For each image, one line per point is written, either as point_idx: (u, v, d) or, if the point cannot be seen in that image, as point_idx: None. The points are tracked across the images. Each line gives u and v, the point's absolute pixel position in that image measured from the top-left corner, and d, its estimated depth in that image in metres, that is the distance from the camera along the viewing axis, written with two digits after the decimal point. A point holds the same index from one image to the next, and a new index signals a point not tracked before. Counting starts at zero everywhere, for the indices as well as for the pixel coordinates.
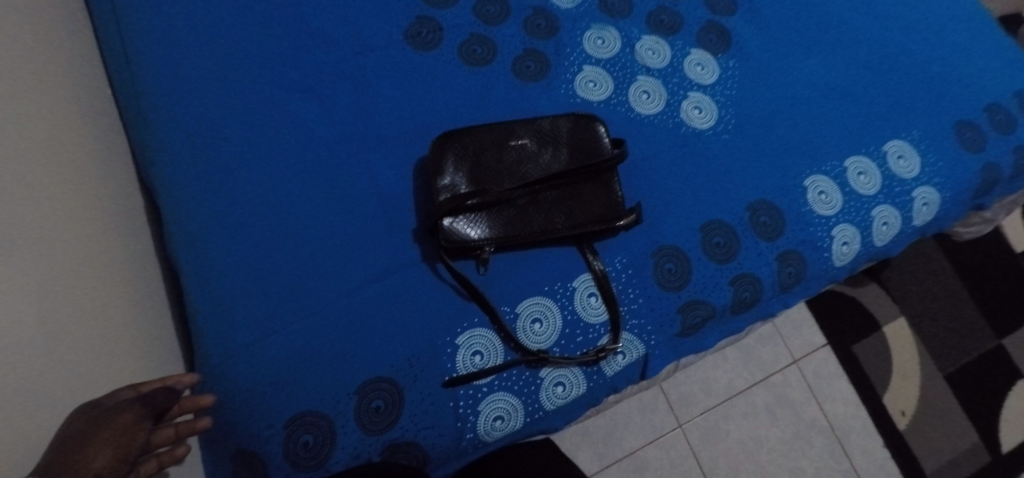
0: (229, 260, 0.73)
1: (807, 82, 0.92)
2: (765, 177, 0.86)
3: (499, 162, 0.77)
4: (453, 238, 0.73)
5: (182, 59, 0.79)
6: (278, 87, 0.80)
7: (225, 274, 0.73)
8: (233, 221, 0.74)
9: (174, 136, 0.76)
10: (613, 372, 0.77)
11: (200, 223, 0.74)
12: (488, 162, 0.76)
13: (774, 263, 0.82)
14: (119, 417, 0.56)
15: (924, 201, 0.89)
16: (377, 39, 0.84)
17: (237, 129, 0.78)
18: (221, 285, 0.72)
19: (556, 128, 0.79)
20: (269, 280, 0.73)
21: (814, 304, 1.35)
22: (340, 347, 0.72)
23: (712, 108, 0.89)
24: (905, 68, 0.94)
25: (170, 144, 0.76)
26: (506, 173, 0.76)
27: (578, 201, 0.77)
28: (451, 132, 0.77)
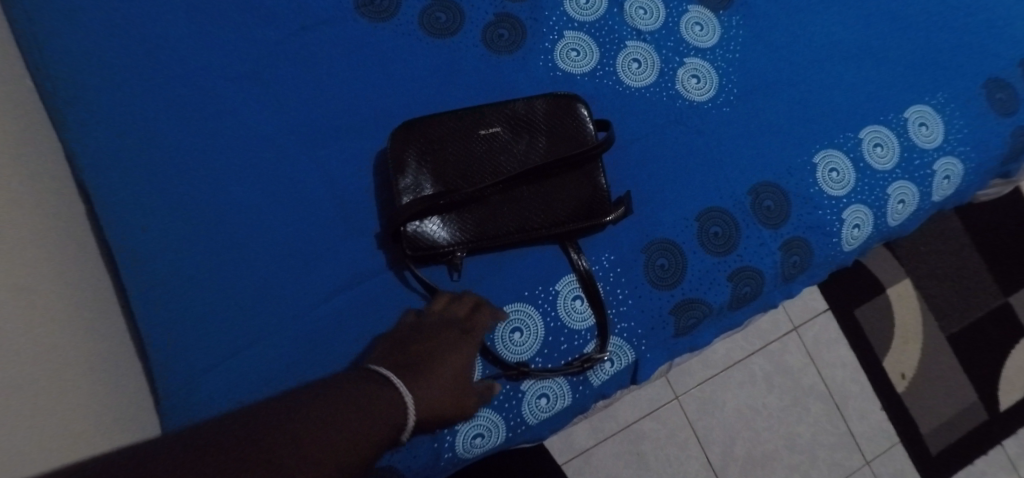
0: (175, 276, 0.65)
1: (819, 40, 0.81)
2: (771, 155, 0.77)
3: (468, 155, 0.67)
4: (418, 245, 0.66)
5: (98, 40, 0.68)
6: (213, 73, 0.70)
7: (172, 291, 0.65)
8: (177, 229, 0.66)
9: (101, 134, 0.66)
10: (600, 381, 0.71)
11: (140, 233, 0.65)
12: (455, 156, 0.67)
13: (777, 253, 0.75)
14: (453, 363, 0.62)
15: (946, 174, 0.80)
16: (325, 9, 0.73)
17: (171, 123, 0.68)
18: (167, 303, 0.65)
19: (531, 112, 0.69)
20: (221, 297, 0.66)
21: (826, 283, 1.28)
22: (305, 370, 0.65)
23: (711, 76, 0.78)
24: (931, 19, 0.83)
25: (98, 141, 0.66)
26: (476, 168, 0.67)
27: (558, 196, 0.69)
28: (413, 121, 0.68)
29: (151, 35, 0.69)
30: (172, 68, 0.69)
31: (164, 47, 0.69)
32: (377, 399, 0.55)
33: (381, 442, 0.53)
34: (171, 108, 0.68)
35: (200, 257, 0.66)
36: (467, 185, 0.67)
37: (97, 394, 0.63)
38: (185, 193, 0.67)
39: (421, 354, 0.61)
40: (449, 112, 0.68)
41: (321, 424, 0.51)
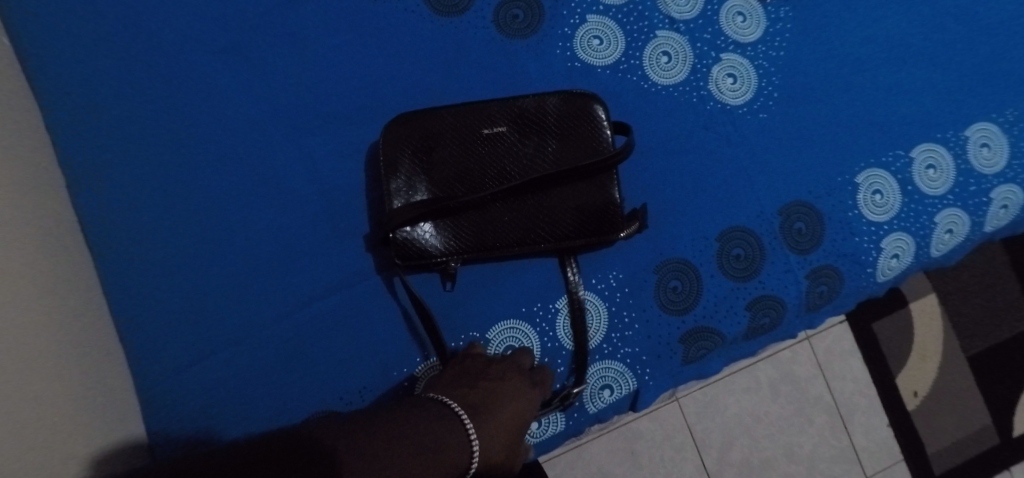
0: (150, 266, 0.61)
1: (878, 41, 0.71)
2: (808, 170, 0.69)
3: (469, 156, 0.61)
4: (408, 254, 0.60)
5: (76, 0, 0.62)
6: (195, 45, 0.64)
7: (143, 280, 0.61)
8: (156, 216, 0.62)
9: (77, 105, 0.62)
10: (596, 408, 0.65)
11: (117, 216, 0.61)
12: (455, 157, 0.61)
13: (803, 282, 0.68)
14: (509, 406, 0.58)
15: (1004, 203, 0.71)
16: None
17: (153, 98, 0.63)
18: (141, 295, 0.61)
19: (542, 112, 0.62)
20: (195, 291, 0.61)
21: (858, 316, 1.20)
22: (283, 378, 0.61)
23: (750, 76, 0.69)
24: (1010, 23, 0.73)
25: (73, 109, 0.62)
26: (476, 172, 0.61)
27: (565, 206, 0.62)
28: (409, 114, 0.61)
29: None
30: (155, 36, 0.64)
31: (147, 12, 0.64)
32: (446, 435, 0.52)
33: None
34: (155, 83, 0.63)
35: (176, 243, 0.62)
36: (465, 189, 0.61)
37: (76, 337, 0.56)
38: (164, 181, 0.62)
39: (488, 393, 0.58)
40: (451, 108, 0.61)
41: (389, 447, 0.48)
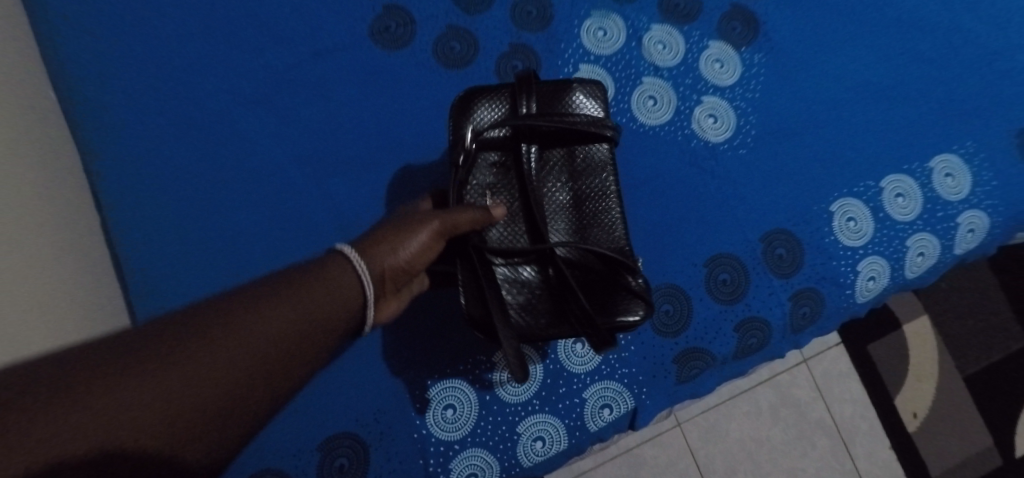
0: (170, 287, 0.67)
1: (846, 82, 0.78)
2: (786, 200, 0.74)
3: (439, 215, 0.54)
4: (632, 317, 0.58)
5: (123, 52, 0.71)
6: (227, 96, 0.72)
7: (163, 286, 0.67)
8: (182, 239, 0.68)
9: (117, 150, 0.69)
10: (597, 427, 0.69)
11: (150, 236, 0.68)
12: (411, 220, 0.53)
13: (787, 303, 0.73)
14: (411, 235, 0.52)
15: (971, 227, 0.76)
16: (338, 36, 0.74)
17: (185, 143, 0.70)
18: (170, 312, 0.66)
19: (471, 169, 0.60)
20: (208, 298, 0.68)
21: (856, 355, 1.23)
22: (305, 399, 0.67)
23: (729, 116, 0.76)
24: (965, 65, 0.80)
25: (113, 153, 0.69)
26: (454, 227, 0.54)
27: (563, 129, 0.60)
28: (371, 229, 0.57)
29: (176, 55, 0.72)
30: (192, 84, 0.72)
31: (184, 66, 0.72)
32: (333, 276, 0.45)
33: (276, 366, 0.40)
34: (189, 126, 0.71)
35: (192, 252, 0.68)
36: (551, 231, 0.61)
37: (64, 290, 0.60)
38: (188, 195, 0.70)
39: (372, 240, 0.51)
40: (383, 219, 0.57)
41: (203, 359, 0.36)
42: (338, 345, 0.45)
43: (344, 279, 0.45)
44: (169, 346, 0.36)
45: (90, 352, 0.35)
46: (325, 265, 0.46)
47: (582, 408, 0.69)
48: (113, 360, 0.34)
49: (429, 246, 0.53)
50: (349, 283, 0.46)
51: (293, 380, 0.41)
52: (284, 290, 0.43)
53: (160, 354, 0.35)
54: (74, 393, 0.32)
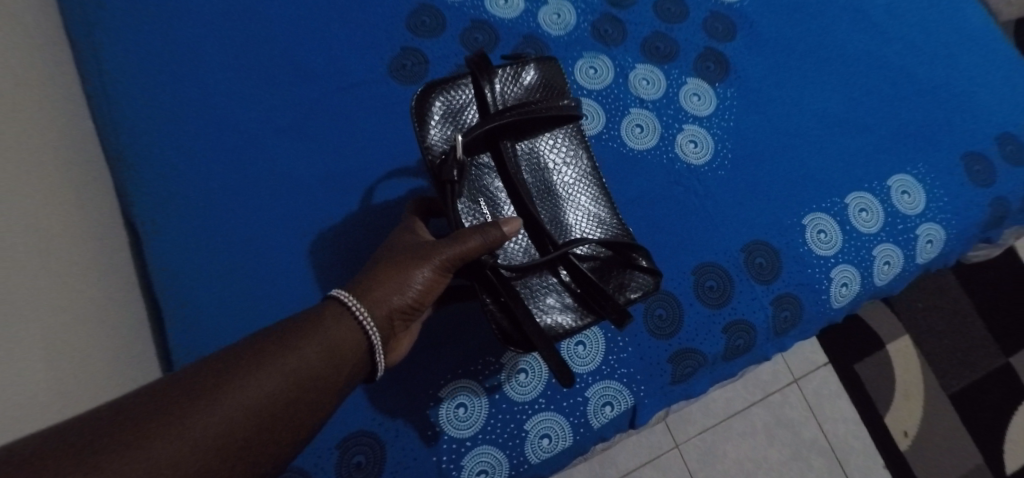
0: (198, 294, 0.72)
1: (810, 112, 0.88)
2: (763, 215, 0.83)
3: (438, 248, 0.59)
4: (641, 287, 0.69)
5: (161, 81, 0.78)
6: (259, 123, 0.79)
7: (190, 294, 0.72)
8: (211, 250, 0.73)
9: (153, 169, 0.75)
10: (600, 423, 0.75)
11: (180, 248, 0.73)
12: (411, 255, 0.59)
13: (769, 307, 0.80)
14: (412, 273, 0.58)
15: (929, 238, 0.85)
16: (359, 72, 0.83)
17: (216, 161, 0.76)
18: (197, 318, 0.71)
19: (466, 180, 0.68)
20: (233, 304, 0.72)
21: (845, 375, 1.28)
22: None
23: (709, 142, 0.85)
24: (913, 97, 0.90)
25: (148, 173, 0.75)
26: (454, 254, 0.59)
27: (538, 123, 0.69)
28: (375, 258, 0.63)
29: (211, 85, 0.79)
30: (225, 111, 0.78)
31: (219, 96, 0.79)
32: (334, 325, 0.53)
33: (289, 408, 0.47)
34: (221, 149, 0.77)
35: (219, 262, 0.73)
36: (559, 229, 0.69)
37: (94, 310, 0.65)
38: (217, 210, 0.75)
39: (378, 279, 0.57)
40: (378, 256, 0.63)
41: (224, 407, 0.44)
42: (345, 389, 0.52)
43: (345, 329, 0.53)
44: (192, 402, 0.44)
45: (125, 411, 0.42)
46: (327, 315, 0.53)
47: (585, 406, 0.74)
48: (150, 415, 0.42)
49: (430, 278, 0.59)
50: (350, 332, 0.53)
51: (305, 421, 0.48)
52: (290, 343, 0.50)
53: (184, 410, 0.43)
54: (119, 446, 0.40)
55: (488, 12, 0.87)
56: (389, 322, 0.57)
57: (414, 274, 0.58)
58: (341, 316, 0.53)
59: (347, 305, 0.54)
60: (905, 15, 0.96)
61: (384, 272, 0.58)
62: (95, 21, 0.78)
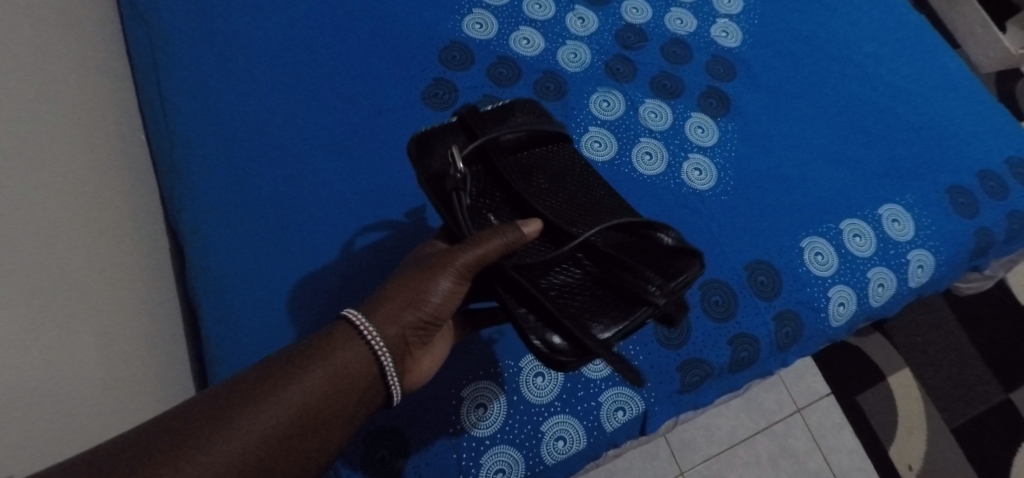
0: (237, 295, 0.79)
1: (805, 145, 0.96)
2: (763, 236, 0.89)
3: (455, 254, 0.57)
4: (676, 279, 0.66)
5: (217, 106, 0.88)
6: (303, 143, 0.87)
7: (230, 295, 0.79)
8: (253, 254, 0.81)
9: (205, 182, 0.84)
10: (613, 427, 0.79)
11: (224, 252, 0.81)
12: (428, 265, 0.57)
13: (771, 323, 0.85)
14: (429, 281, 0.56)
15: (919, 263, 0.91)
16: (395, 100, 0.91)
17: (262, 175, 0.85)
18: (234, 317, 0.77)
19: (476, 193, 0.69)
20: (269, 303, 0.78)
21: (847, 406, 1.31)
22: None
23: (712, 170, 0.92)
24: (901, 133, 0.98)
25: (200, 186, 0.84)
26: (473, 258, 0.57)
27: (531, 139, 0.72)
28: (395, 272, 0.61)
29: (261, 109, 0.88)
30: (272, 131, 0.87)
31: (267, 118, 0.88)
32: (339, 351, 0.52)
33: (293, 436, 0.49)
34: (267, 164, 0.85)
35: (259, 266, 0.80)
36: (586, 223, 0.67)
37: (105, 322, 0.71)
38: (260, 218, 0.83)
39: (395, 293, 0.56)
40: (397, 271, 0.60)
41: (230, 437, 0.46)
42: (354, 416, 0.53)
43: (348, 357, 0.52)
44: (206, 431, 0.46)
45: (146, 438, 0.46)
46: (338, 339, 0.53)
47: (598, 411, 0.78)
48: (160, 446, 0.45)
49: (449, 287, 0.57)
50: (356, 360, 0.53)
51: (310, 447, 0.50)
52: (302, 370, 0.51)
53: (199, 436, 0.46)
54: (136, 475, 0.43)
55: (512, 50, 0.96)
56: (403, 340, 0.56)
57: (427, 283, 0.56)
58: (346, 341, 0.53)
59: (356, 329, 0.54)
60: (895, 60, 1.04)
61: (398, 285, 0.57)
62: (168, 55, 0.90)
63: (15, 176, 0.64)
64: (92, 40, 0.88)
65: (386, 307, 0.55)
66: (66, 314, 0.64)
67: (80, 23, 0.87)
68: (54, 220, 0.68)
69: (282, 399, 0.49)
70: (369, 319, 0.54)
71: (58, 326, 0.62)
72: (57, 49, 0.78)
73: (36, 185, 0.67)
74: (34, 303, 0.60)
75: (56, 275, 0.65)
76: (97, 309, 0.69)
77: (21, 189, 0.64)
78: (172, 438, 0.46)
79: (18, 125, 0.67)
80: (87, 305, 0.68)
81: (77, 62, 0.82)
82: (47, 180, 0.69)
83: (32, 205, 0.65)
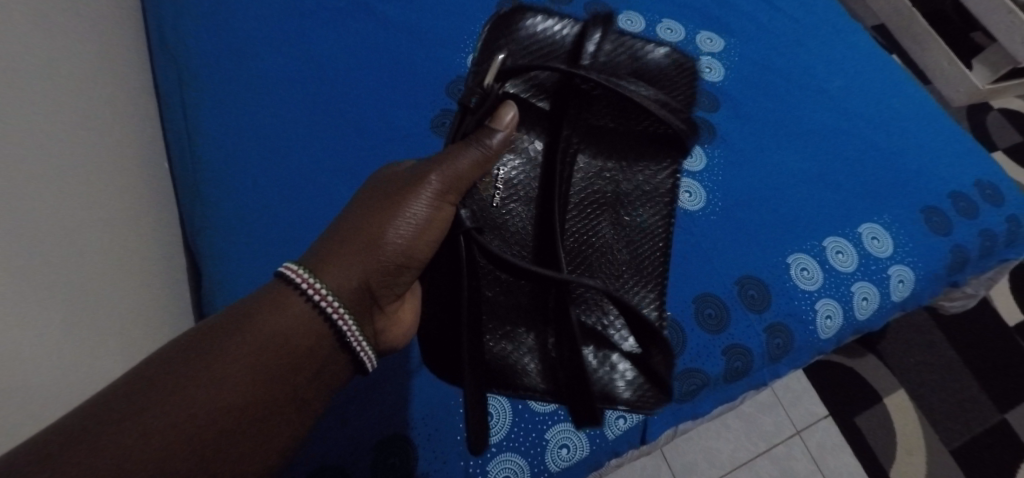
0: None
1: (788, 169, 1.02)
2: (752, 253, 0.94)
3: (429, 173, 0.66)
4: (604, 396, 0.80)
5: (237, 135, 0.93)
6: (318, 167, 0.92)
7: None
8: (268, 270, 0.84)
9: (225, 205, 0.88)
10: (614, 435, 0.82)
11: (238, 268, 0.84)
12: (403, 190, 0.65)
13: (762, 334, 0.89)
14: (404, 206, 0.64)
15: (900, 278, 0.96)
16: (406, 128, 0.98)
17: (279, 199, 0.89)
18: None
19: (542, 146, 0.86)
20: None
21: (846, 427, 1.33)
22: (361, 401, 0.78)
23: (700, 192, 0.98)
24: (877, 158, 1.04)
25: (219, 208, 0.88)
26: (449, 175, 0.66)
27: (602, 132, 0.89)
28: (349, 206, 0.66)
29: (280, 137, 0.94)
30: (289, 158, 0.92)
31: (285, 146, 0.93)
32: (287, 307, 0.57)
33: (276, 370, 0.55)
34: (285, 188, 0.90)
35: None
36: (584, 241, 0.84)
37: (131, 332, 0.74)
38: (275, 237, 0.87)
39: (360, 230, 0.62)
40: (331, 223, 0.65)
41: (215, 376, 0.52)
42: (328, 350, 0.59)
43: (299, 308, 0.57)
44: (189, 375, 0.51)
45: (114, 399, 0.49)
46: (277, 296, 0.58)
47: (600, 419, 0.82)
48: (154, 388, 0.50)
49: (422, 217, 0.65)
50: (304, 311, 0.57)
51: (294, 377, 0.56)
52: (252, 317, 0.56)
53: (185, 377, 0.51)
54: (107, 441, 0.46)
55: None
56: (369, 287, 0.62)
57: (394, 218, 0.63)
58: (284, 298, 0.58)
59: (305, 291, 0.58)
60: (867, 92, 1.11)
61: (362, 220, 0.63)
62: (193, 91, 0.97)
63: (53, 199, 0.69)
64: (126, 79, 0.96)
65: (359, 240, 0.62)
66: (95, 324, 0.68)
67: (114, 63, 0.94)
68: (90, 236, 0.73)
69: (252, 342, 0.54)
70: (310, 273, 0.59)
71: (86, 336, 0.66)
72: (93, 84, 0.85)
73: (76, 205, 0.72)
74: (69, 307, 0.65)
75: (92, 284, 0.70)
76: (123, 320, 0.73)
77: (61, 209, 0.69)
78: (160, 377, 0.51)
79: (59, 151, 0.73)
80: (114, 318, 0.72)
81: (111, 99, 0.89)
82: (87, 200, 0.75)
83: (73, 220, 0.71)
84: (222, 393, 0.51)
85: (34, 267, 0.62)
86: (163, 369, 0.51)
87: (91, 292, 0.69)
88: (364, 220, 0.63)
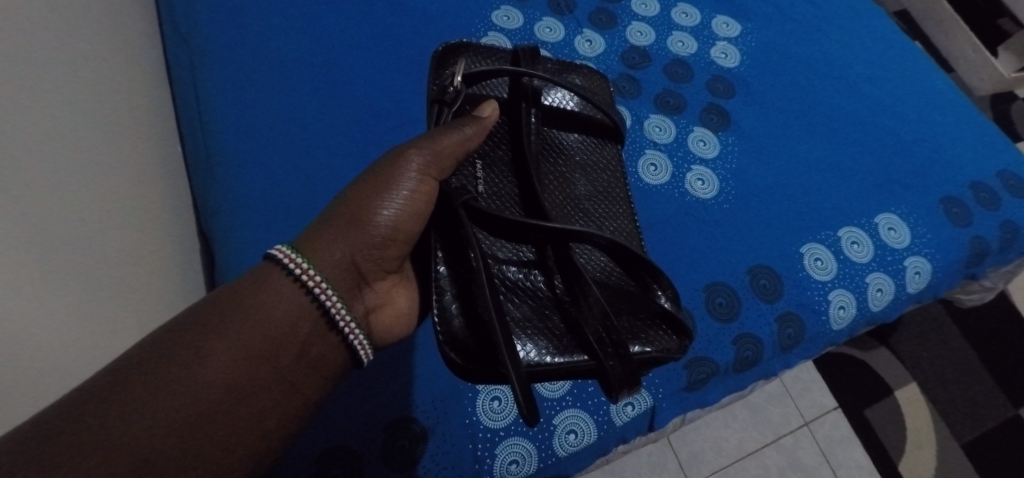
0: None
1: (803, 158, 1.00)
2: (765, 244, 0.93)
3: (411, 152, 0.67)
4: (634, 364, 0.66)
5: (248, 118, 0.93)
6: (328, 151, 0.92)
7: None
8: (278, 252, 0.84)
9: (235, 185, 0.88)
10: (622, 422, 0.82)
11: (247, 247, 0.84)
12: (388, 169, 0.66)
13: (774, 324, 0.88)
14: (392, 182, 0.65)
15: (917, 269, 0.95)
16: (416, 113, 0.97)
17: (288, 181, 0.89)
18: None
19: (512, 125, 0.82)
20: None
21: (855, 420, 1.32)
22: (370, 385, 0.78)
23: (714, 180, 0.97)
24: (897, 147, 1.02)
25: (229, 189, 0.88)
26: (427, 156, 0.67)
27: (560, 109, 0.88)
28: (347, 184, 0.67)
29: (290, 120, 0.93)
30: (299, 141, 0.92)
31: (296, 129, 0.93)
32: (273, 288, 0.58)
33: (263, 349, 0.55)
34: (294, 171, 0.90)
35: None
36: (571, 209, 0.81)
37: (144, 312, 0.75)
38: (285, 219, 0.86)
39: (348, 209, 0.64)
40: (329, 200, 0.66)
41: (201, 355, 0.52)
42: (316, 327, 0.59)
43: (284, 288, 0.58)
44: (176, 356, 0.52)
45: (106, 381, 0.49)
46: (263, 277, 0.58)
47: (608, 406, 0.82)
48: (143, 369, 0.50)
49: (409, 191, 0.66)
50: (291, 292, 0.58)
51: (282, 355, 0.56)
52: (240, 299, 0.56)
53: (173, 358, 0.51)
54: (94, 424, 0.47)
55: None
56: (354, 263, 0.62)
57: (381, 196, 0.64)
58: (270, 279, 0.58)
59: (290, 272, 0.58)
60: (887, 80, 1.09)
61: (352, 199, 0.64)
62: (205, 72, 0.96)
63: (67, 178, 0.69)
64: (139, 60, 0.96)
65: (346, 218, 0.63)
66: (107, 304, 0.68)
67: (127, 44, 0.95)
68: (102, 214, 0.73)
69: (238, 322, 0.55)
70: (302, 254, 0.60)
71: (98, 315, 0.67)
72: (106, 64, 0.86)
73: (91, 184, 0.73)
74: (83, 286, 0.65)
75: (106, 263, 0.70)
76: (136, 298, 0.74)
77: (76, 188, 0.70)
78: (148, 358, 0.51)
79: (74, 130, 0.73)
80: (128, 295, 0.73)
81: (124, 79, 0.90)
82: (102, 179, 0.75)
83: (88, 200, 0.71)
84: (210, 372, 0.52)
85: (49, 245, 0.63)
86: (152, 351, 0.52)
87: (105, 271, 0.70)
88: (355, 198, 0.65)
